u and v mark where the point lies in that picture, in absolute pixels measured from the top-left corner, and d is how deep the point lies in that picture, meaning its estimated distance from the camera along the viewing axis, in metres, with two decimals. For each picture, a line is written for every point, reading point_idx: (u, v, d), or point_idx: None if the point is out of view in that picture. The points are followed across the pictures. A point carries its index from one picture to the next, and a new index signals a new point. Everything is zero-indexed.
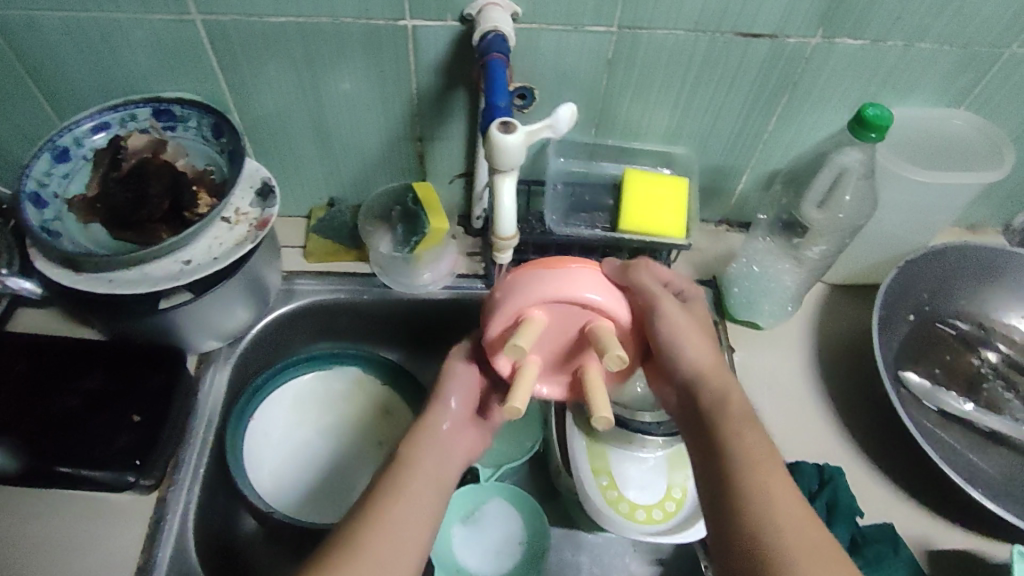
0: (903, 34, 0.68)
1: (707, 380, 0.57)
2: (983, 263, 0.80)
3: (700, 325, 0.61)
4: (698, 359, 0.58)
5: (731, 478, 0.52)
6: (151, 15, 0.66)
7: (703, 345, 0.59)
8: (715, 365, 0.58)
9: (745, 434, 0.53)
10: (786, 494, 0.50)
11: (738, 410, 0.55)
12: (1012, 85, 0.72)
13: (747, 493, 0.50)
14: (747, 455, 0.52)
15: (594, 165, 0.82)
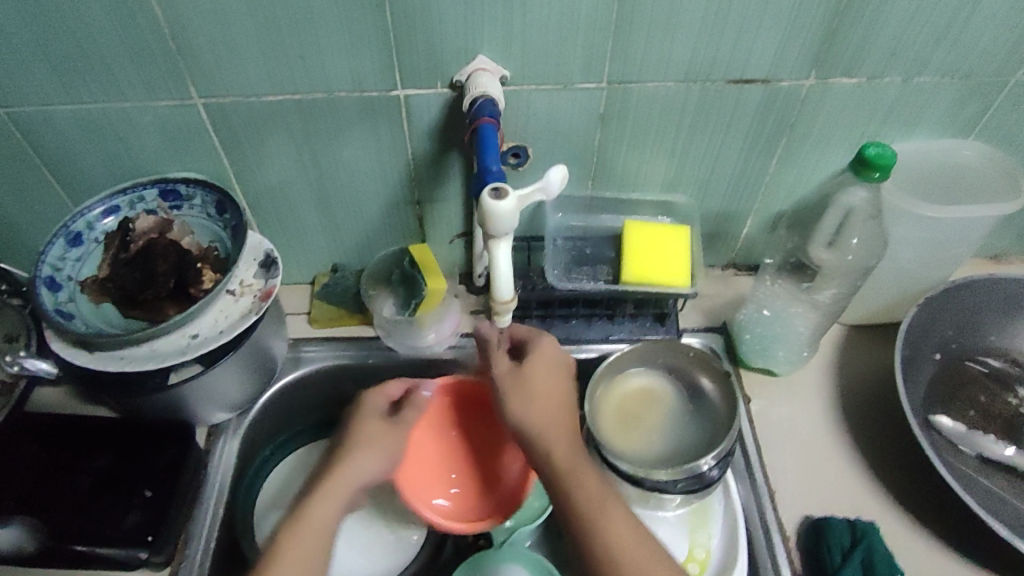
0: (899, 71, 0.67)
1: (542, 435, 0.61)
2: (1009, 296, 0.77)
3: (554, 374, 0.65)
4: (531, 412, 0.62)
5: (576, 517, 0.58)
6: (154, 101, 0.69)
7: (543, 397, 0.63)
8: (543, 415, 0.62)
9: (590, 482, 0.59)
10: (631, 525, 0.58)
11: (563, 452, 0.60)
12: (1021, 114, 0.70)
13: (594, 536, 0.57)
14: (583, 496, 0.58)
15: (593, 218, 0.81)
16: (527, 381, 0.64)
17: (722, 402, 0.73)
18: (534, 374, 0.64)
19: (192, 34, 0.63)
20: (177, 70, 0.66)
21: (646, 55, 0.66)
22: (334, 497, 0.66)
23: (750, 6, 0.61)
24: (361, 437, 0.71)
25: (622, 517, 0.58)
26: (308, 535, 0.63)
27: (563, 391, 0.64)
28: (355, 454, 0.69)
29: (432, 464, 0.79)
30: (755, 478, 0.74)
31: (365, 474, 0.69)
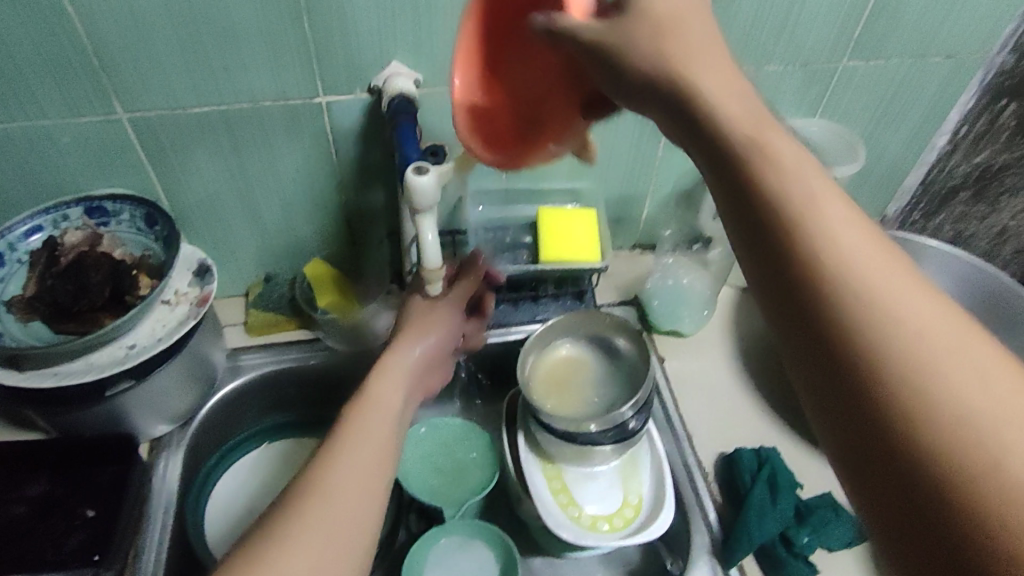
0: (753, 61, 0.79)
1: (745, 139, 0.39)
2: None
3: (674, 1, 0.43)
4: (734, 116, 0.39)
5: (830, 284, 0.36)
6: (78, 118, 0.71)
7: (732, 91, 0.40)
8: (755, 115, 0.40)
9: (833, 204, 0.37)
10: (969, 337, 0.34)
11: (801, 195, 0.37)
12: (851, 95, 0.85)
13: (892, 343, 0.34)
14: (864, 255, 0.36)
15: (511, 208, 0.88)
16: (636, 19, 0.43)
17: (636, 354, 0.81)
18: (694, 31, 0.42)
19: (115, 50, 0.66)
20: (101, 85, 0.68)
21: None
22: (395, 385, 0.69)
23: None
24: (416, 326, 0.74)
25: (882, 257, 0.36)
26: (380, 416, 0.66)
27: (718, 51, 0.42)
28: (415, 350, 0.72)
29: (509, 136, 0.58)
30: (675, 428, 0.82)
31: (422, 367, 0.73)
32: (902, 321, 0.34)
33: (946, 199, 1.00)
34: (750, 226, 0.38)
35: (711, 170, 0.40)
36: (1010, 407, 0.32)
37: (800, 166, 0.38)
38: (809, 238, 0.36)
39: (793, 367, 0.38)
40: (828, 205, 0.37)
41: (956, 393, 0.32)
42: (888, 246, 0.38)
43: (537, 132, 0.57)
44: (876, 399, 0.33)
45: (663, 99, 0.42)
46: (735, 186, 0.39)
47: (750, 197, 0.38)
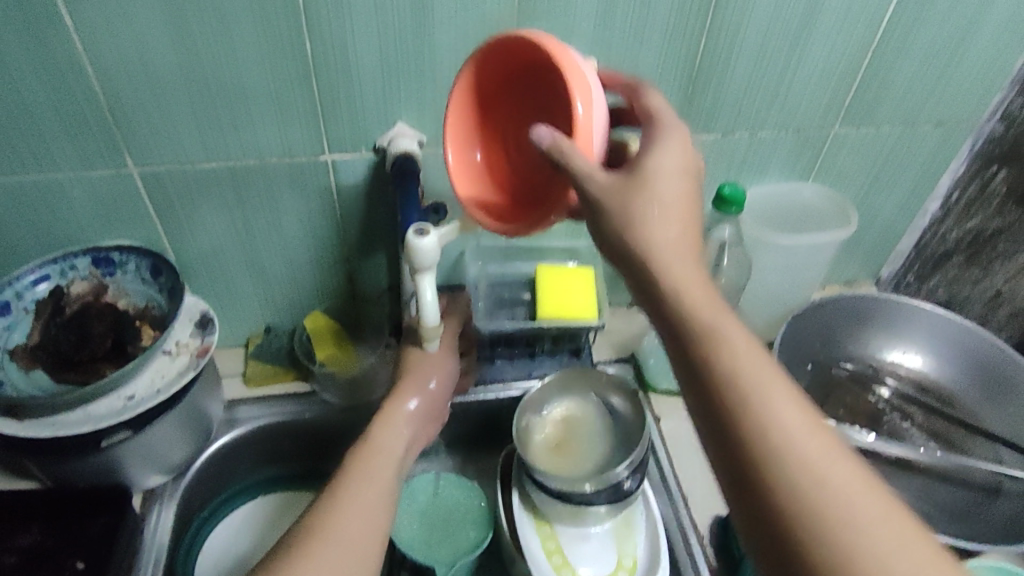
0: (747, 126, 0.81)
1: (692, 309, 0.51)
2: (858, 311, 0.91)
3: (670, 177, 0.54)
4: (676, 278, 0.52)
5: (765, 440, 0.45)
6: (91, 171, 0.73)
7: (676, 229, 0.53)
8: (693, 274, 0.52)
9: (766, 372, 0.48)
10: (867, 491, 0.44)
11: (736, 347, 0.49)
12: (844, 160, 0.87)
13: (803, 492, 0.44)
14: (786, 415, 0.46)
15: (509, 264, 0.90)
16: (648, 178, 0.53)
17: (631, 414, 0.82)
18: (664, 188, 0.53)
19: (130, 108, 0.69)
20: (115, 141, 0.71)
21: None
22: (396, 429, 0.70)
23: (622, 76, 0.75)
24: (418, 368, 0.75)
25: (806, 417, 0.47)
26: (383, 460, 0.67)
27: (688, 219, 0.54)
28: (420, 393, 0.74)
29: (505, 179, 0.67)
30: (670, 489, 0.82)
31: (427, 407, 0.75)
32: (834, 488, 0.44)
33: (938, 262, 0.97)
34: (703, 390, 0.49)
35: (672, 334, 0.51)
36: (899, 549, 0.41)
37: (732, 336, 0.49)
38: (759, 404, 0.47)
39: (733, 503, 0.47)
40: (778, 399, 0.47)
41: (842, 529, 0.42)
42: (817, 416, 0.48)
43: (544, 196, 0.63)
44: (786, 534, 0.43)
45: (634, 265, 0.53)
46: (682, 341, 0.50)
47: (698, 350, 0.49)
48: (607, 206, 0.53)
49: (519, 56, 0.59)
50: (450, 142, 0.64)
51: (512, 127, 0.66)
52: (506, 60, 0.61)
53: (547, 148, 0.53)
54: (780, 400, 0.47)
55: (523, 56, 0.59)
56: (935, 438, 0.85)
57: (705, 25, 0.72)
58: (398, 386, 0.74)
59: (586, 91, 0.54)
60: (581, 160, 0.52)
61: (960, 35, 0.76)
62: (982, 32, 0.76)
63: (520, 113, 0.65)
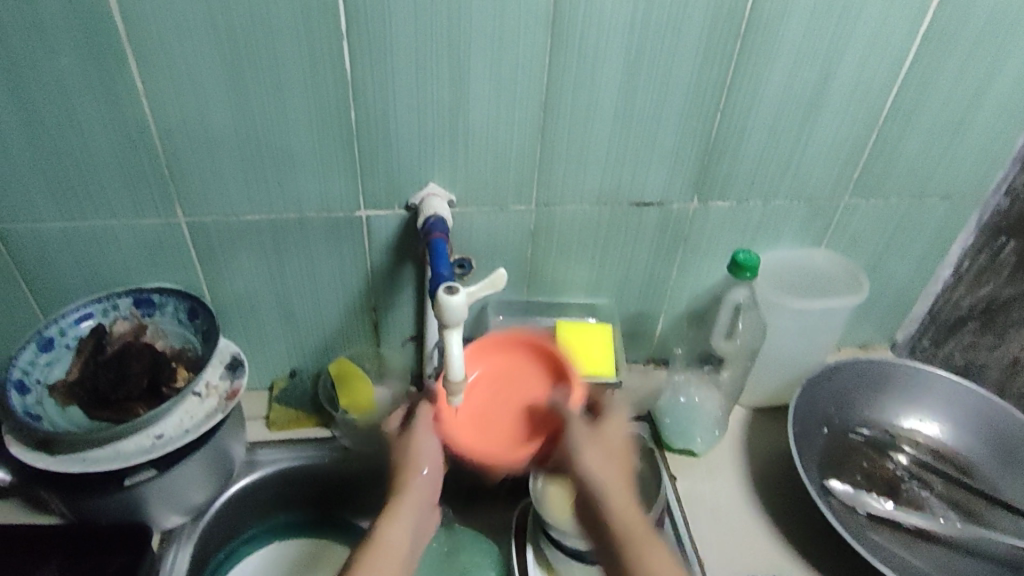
0: (761, 195, 0.85)
1: (602, 486, 0.67)
2: (872, 376, 0.93)
3: (612, 455, 0.71)
4: (602, 484, 0.67)
5: None
6: (141, 220, 0.78)
7: (608, 463, 0.69)
8: (613, 476, 0.68)
9: (663, 560, 0.63)
10: None
11: (632, 533, 0.64)
12: (855, 230, 0.90)
13: None
14: None
15: (530, 319, 0.93)
16: (598, 438, 0.71)
17: (646, 472, 0.83)
18: (609, 428, 0.73)
19: (184, 162, 0.74)
20: (167, 192, 0.76)
21: (564, 182, 0.82)
22: (404, 525, 0.66)
23: (643, 144, 0.79)
24: (417, 457, 0.71)
25: None
26: (390, 565, 0.63)
27: (621, 447, 0.72)
28: (417, 501, 0.68)
29: (480, 417, 0.77)
30: (685, 548, 0.81)
31: (424, 501, 0.70)
32: None
33: (953, 328, 0.98)
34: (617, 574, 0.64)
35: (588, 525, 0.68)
36: None
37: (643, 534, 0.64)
38: None
39: None
40: None
41: None
42: None
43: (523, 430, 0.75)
44: None
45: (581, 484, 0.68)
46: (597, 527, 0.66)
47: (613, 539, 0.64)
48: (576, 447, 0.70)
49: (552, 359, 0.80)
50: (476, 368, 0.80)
51: (509, 405, 0.78)
52: (534, 366, 0.81)
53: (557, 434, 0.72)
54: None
55: (551, 364, 0.80)
56: (954, 509, 0.83)
57: (720, 101, 0.77)
58: (399, 477, 0.70)
59: (620, 424, 0.74)
60: (571, 414, 0.74)
61: (963, 115, 0.81)
62: (983, 113, 0.81)
63: (512, 418, 0.77)
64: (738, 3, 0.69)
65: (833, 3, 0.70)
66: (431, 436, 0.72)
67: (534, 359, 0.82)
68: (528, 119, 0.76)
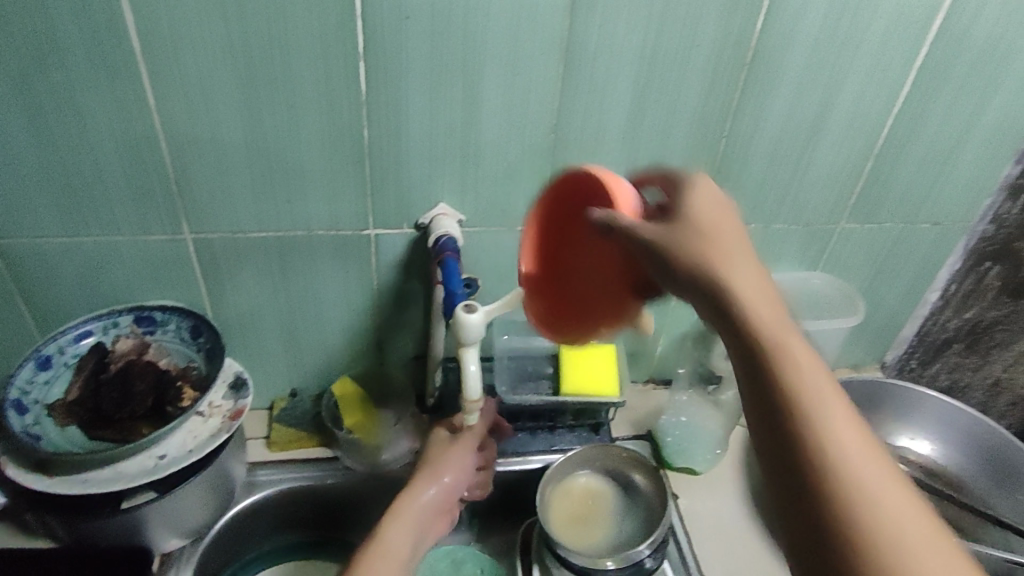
0: (761, 218, 0.88)
1: (717, 284, 0.48)
2: (867, 395, 0.95)
3: (719, 214, 0.51)
4: (701, 273, 0.49)
5: (811, 466, 0.43)
6: (147, 236, 0.77)
7: (751, 268, 0.49)
8: (726, 268, 0.48)
9: (824, 377, 0.45)
10: (914, 512, 0.41)
11: (798, 351, 0.45)
12: (850, 253, 0.93)
13: (838, 472, 0.42)
14: (849, 430, 0.43)
15: (533, 338, 0.93)
16: (687, 221, 0.51)
17: (652, 491, 0.83)
18: (700, 204, 0.51)
19: (193, 178, 0.74)
20: (175, 209, 0.75)
21: None
22: (405, 528, 0.73)
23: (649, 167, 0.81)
24: (434, 465, 0.78)
25: (864, 442, 0.43)
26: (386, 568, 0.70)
27: (731, 220, 0.51)
28: (414, 509, 0.75)
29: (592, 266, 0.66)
30: (689, 569, 0.81)
31: (429, 509, 0.76)
32: (879, 494, 0.41)
33: (939, 349, 1.05)
34: (749, 364, 0.46)
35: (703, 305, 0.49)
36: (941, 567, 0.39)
37: (834, 405, 0.44)
38: (804, 425, 0.43)
39: (772, 480, 0.45)
40: (832, 416, 0.43)
41: (868, 487, 0.41)
42: (882, 448, 0.44)
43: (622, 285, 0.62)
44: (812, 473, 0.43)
45: (687, 276, 0.49)
46: (737, 347, 0.47)
47: (768, 361, 0.45)
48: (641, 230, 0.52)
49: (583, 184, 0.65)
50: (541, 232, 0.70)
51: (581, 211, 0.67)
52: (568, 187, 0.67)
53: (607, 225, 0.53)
54: (874, 476, 0.42)
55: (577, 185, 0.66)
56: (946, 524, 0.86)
57: (725, 128, 0.79)
58: (412, 483, 0.77)
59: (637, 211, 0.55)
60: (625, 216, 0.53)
61: (953, 145, 0.84)
62: (972, 143, 0.84)
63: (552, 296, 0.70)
64: (745, 34, 0.72)
65: (833, 37, 0.73)
66: (456, 449, 0.80)
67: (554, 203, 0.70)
68: (539, 142, 0.77)
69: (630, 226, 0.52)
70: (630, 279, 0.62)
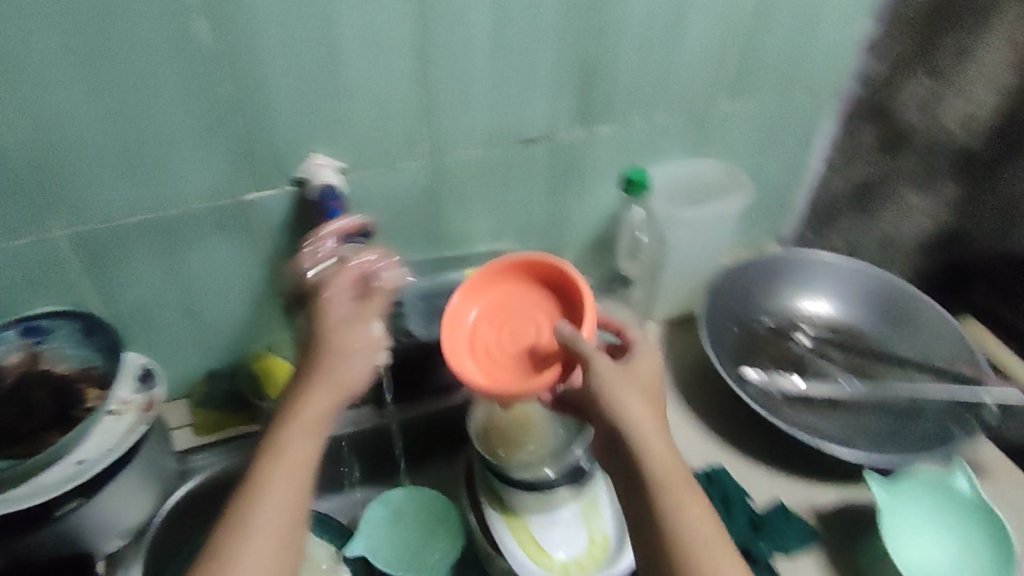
0: (642, 113, 0.88)
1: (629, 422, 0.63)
2: (767, 269, 0.98)
3: (649, 372, 0.68)
4: (629, 410, 0.63)
5: (664, 531, 0.60)
6: (11, 240, 0.72)
7: (642, 410, 0.64)
8: (634, 422, 0.63)
9: (689, 497, 0.61)
10: (726, 554, 0.59)
11: (677, 483, 0.62)
12: (733, 135, 0.95)
13: (685, 536, 0.59)
14: (691, 508, 0.61)
15: (438, 274, 0.91)
16: (630, 379, 0.66)
17: None
18: (637, 360, 0.68)
19: (43, 169, 0.69)
20: (32, 205, 0.71)
21: (452, 129, 0.80)
22: (312, 428, 0.65)
23: (521, 78, 0.79)
24: (340, 327, 0.70)
25: (707, 518, 0.61)
26: (293, 464, 0.62)
27: (654, 386, 0.67)
28: (332, 383, 0.67)
29: (507, 323, 0.71)
30: None
31: (350, 389, 0.68)
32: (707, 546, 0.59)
33: (829, 214, 1.09)
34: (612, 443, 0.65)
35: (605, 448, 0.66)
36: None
37: (683, 479, 0.62)
38: (663, 503, 0.61)
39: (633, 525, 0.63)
40: (677, 474, 0.62)
41: (703, 551, 0.59)
42: (730, 544, 0.61)
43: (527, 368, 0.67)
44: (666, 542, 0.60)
45: (603, 419, 0.64)
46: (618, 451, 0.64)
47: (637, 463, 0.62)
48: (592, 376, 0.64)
49: (555, 280, 0.72)
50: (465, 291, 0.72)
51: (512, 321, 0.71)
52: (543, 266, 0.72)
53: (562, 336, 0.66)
54: (703, 532, 0.60)
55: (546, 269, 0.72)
56: (854, 373, 0.91)
57: (590, 24, 0.77)
58: (317, 352, 0.68)
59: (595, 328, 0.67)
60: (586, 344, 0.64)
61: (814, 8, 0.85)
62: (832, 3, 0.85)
63: (499, 363, 0.68)
64: None
65: None
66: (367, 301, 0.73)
67: (534, 279, 0.74)
68: (403, 69, 0.74)
69: (587, 353, 0.64)
70: (542, 342, 0.69)
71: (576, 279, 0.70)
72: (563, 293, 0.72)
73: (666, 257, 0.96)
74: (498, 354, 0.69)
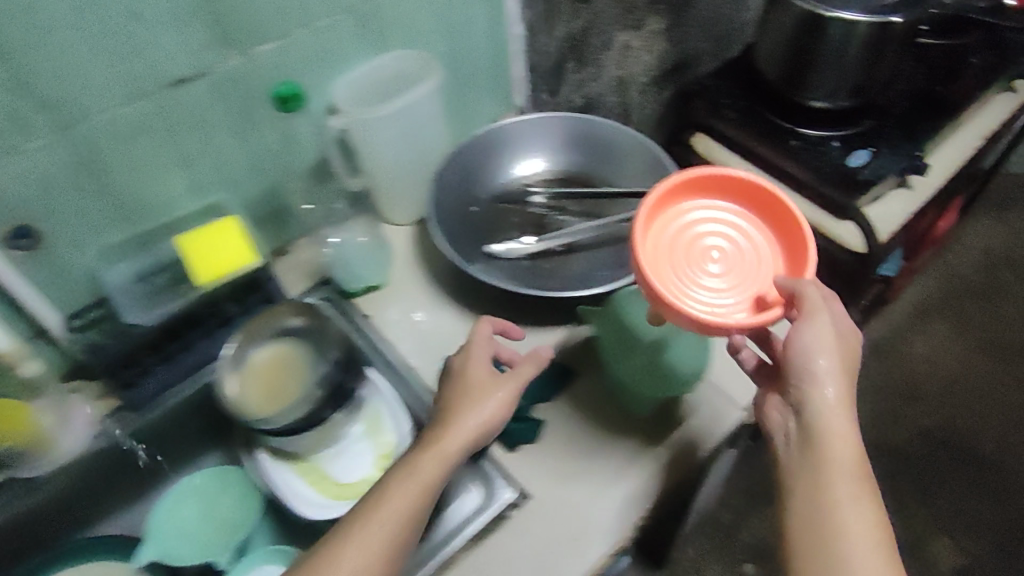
0: (301, 21, 0.78)
1: (826, 417, 0.63)
2: (492, 143, 0.99)
3: (834, 358, 0.64)
4: (836, 394, 0.64)
5: (820, 492, 0.61)
6: None
7: (835, 361, 0.64)
8: (845, 382, 0.64)
9: (854, 485, 0.61)
10: None
11: (850, 451, 0.62)
12: (415, 18, 0.89)
13: (840, 538, 0.59)
14: (848, 491, 0.61)
15: (148, 250, 0.83)
16: (801, 349, 0.64)
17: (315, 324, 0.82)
18: (806, 331, 0.63)
19: None
20: None
21: (74, 95, 0.67)
22: (428, 485, 0.63)
23: (130, 17, 0.66)
24: (474, 396, 0.68)
25: (868, 529, 0.59)
26: (389, 526, 0.61)
27: (851, 347, 0.66)
28: (445, 451, 0.65)
29: (669, 255, 0.65)
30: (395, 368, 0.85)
31: (459, 457, 0.65)
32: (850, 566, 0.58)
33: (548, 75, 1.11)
34: (798, 415, 0.66)
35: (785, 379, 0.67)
36: None
37: (845, 495, 0.61)
38: (831, 495, 0.61)
39: (790, 486, 0.64)
40: (826, 484, 0.61)
41: (860, 540, 0.59)
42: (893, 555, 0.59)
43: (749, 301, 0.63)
44: (821, 516, 0.60)
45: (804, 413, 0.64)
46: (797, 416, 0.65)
47: (822, 448, 0.63)
48: (801, 337, 0.64)
49: (759, 196, 0.67)
50: (684, 191, 0.68)
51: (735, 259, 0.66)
52: (719, 193, 0.69)
53: (789, 290, 0.62)
54: (856, 547, 0.58)
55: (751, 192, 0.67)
56: (588, 216, 0.96)
57: None
58: (439, 431, 0.66)
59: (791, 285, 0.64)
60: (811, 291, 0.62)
61: None
62: None
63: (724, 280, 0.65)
64: None
65: None
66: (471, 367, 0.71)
67: (754, 209, 0.68)
68: None
69: (801, 288, 0.62)
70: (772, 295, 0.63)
71: (799, 218, 0.65)
72: (791, 234, 0.66)
73: (378, 166, 0.93)
74: (691, 272, 0.65)
